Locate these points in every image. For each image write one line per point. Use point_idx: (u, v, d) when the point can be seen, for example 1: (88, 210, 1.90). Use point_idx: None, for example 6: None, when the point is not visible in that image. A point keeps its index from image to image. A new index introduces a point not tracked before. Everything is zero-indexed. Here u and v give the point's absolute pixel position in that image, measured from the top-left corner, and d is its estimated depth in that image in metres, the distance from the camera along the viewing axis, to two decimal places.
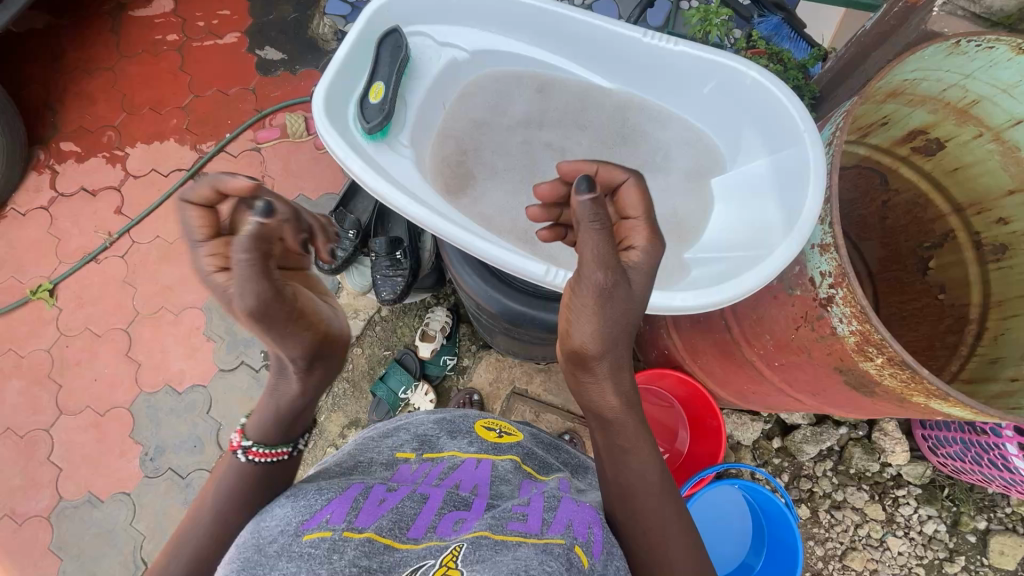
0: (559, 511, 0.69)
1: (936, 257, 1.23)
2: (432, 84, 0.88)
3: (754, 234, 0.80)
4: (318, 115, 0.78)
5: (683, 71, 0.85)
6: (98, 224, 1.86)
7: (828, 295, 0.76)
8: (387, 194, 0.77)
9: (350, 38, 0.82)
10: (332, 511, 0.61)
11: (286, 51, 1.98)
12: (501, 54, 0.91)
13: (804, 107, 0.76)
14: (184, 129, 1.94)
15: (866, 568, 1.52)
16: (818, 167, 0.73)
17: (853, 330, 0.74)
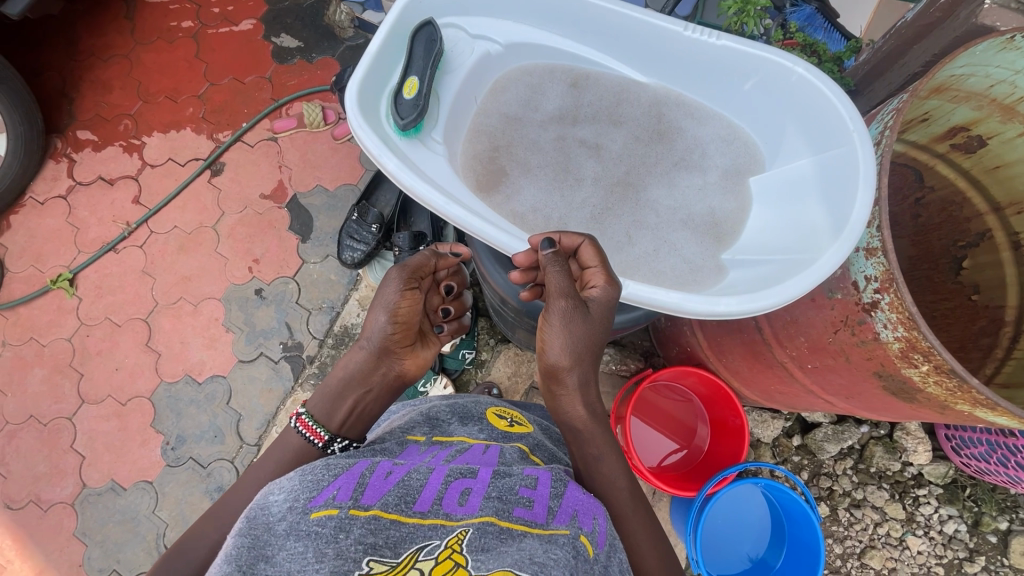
0: (566, 498, 0.63)
1: (971, 256, 1.20)
2: (465, 78, 0.86)
3: (796, 236, 0.78)
4: (351, 111, 0.76)
5: (725, 66, 0.83)
6: (117, 214, 1.86)
7: (872, 299, 0.74)
8: (422, 193, 0.75)
9: (383, 31, 0.80)
10: (339, 486, 0.57)
11: (302, 39, 1.95)
12: (535, 47, 0.89)
13: (852, 105, 0.74)
14: (201, 118, 1.93)
15: (885, 567, 1.52)
16: (868, 169, 0.71)
17: (899, 336, 0.72)
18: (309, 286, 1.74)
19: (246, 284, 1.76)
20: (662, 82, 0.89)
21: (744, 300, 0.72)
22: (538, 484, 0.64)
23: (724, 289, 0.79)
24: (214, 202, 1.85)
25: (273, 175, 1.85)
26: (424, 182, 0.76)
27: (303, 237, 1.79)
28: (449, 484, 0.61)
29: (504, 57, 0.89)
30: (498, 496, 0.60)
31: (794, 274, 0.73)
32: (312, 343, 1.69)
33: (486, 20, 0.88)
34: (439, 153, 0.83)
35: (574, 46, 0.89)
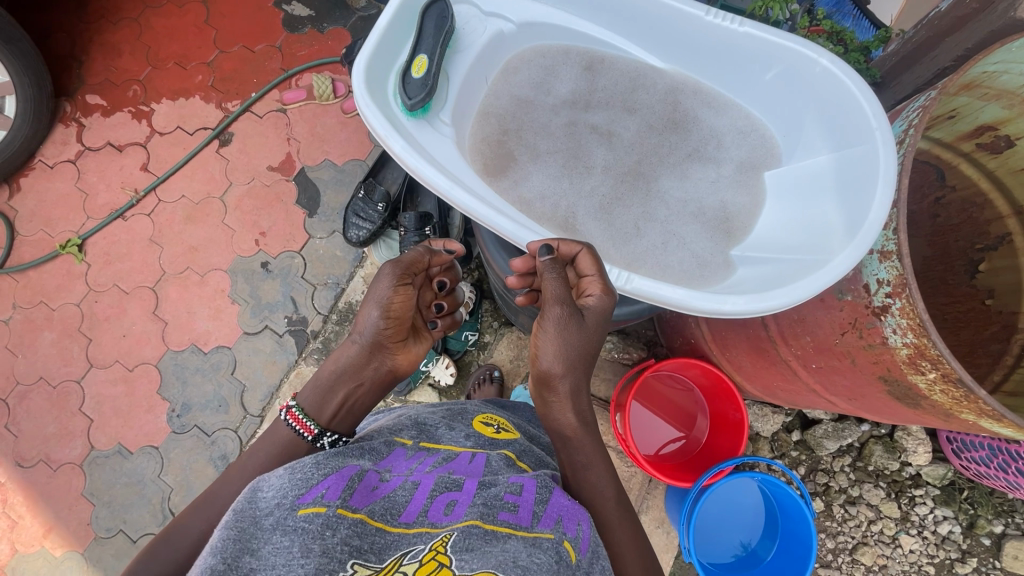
0: (550, 504, 0.67)
1: (988, 260, 1.17)
2: (476, 57, 0.83)
3: (809, 236, 0.77)
4: (358, 88, 0.75)
5: (746, 55, 0.80)
6: (125, 181, 1.86)
7: (883, 304, 0.72)
8: (427, 176, 0.74)
9: (394, 5, 0.77)
10: (328, 486, 0.58)
11: (314, 7, 1.90)
12: (549, 27, 0.87)
13: (877, 101, 0.71)
14: (209, 86, 1.90)
15: (876, 563, 1.53)
16: (889, 168, 0.68)
17: (907, 343, 0.71)
18: (315, 261, 1.74)
19: (253, 257, 1.77)
20: (680, 68, 0.86)
21: (755, 300, 0.70)
22: (521, 492, 0.66)
23: (733, 287, 0.77)
24: (221, 172, 1.84)
25: (281, 147, 1.84)
26: (430, 165, 0.75)
27: (310, 212, 1.78)
28: (435, 494, 0.64)
29: (515, 38, 0.87)
30: (483, 503, 0.63)
31: (807, 274, 0.71)
32: (316, 319, 1.70)
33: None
34: (446, 135, 0.81)
35: (590, 28, 0.87)
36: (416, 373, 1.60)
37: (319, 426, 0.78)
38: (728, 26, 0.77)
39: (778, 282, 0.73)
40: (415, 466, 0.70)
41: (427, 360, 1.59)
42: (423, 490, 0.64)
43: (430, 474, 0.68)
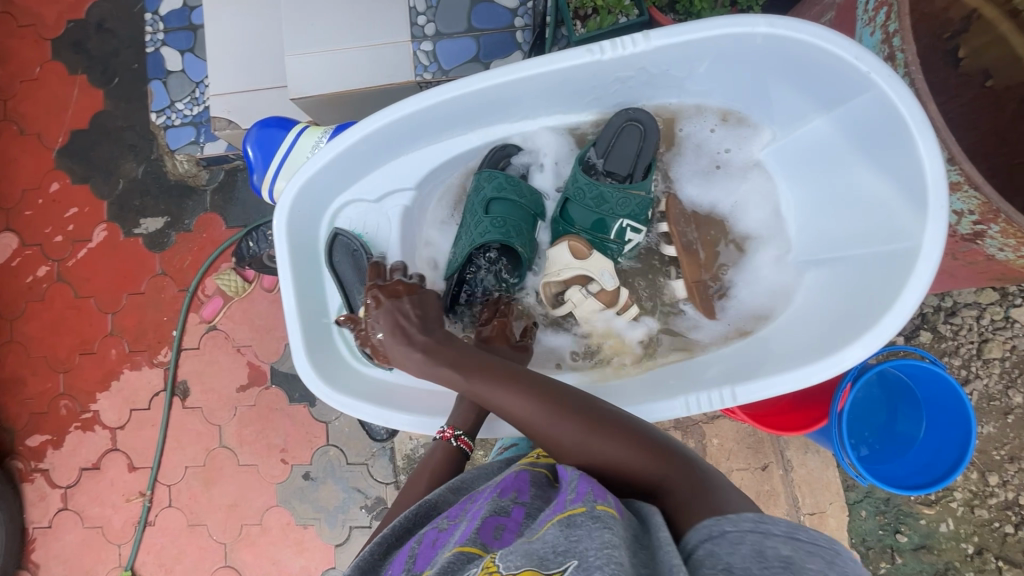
0: (581, 485, 0.67)
1: (964, 44, 1.07)
2: (395, 238, 1.09)
3: (863, 202, 0.98)
4: (319, 384, 1.01)
5: (577, 71, 0.94)
6: (125, 490, 1.71)
7: (976, 231, 0.81)
8: (370, 419, 1.01)
9: (290, 289, 1.02)
10: (505, 523, 0.67)
11: (162, 211, 1.71)
12: (443, 148, 1.08)
13: (850, 44, 0.83)
14: (129, 353, 1.73)
15: (1006, 350, 1.49)
16: (918, 118, 0.81)
17: (1021, 250, 0.77)
18: (350, 441, 1.63)
19: (290, 475, 1.65)
20: (553, 110, 1.06)
21: (866, 344, 0.86)
22: (560, 494, 0.68)
23: (838, 326, 0.93)
24: (203, 422, 1.69)
25: (239, 363, 1.68)
26: (375, 408, 1.01)
27: (310, 401, 1.65)
28: (575, 488, 0.67)
29: (440, 159, 1.09)
30: (527, 520, 0.66)
31: (880, 322, 0.86)
32: (389, 490, 1.60)
33: (415, 153, 1.07)
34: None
35: (459, 139, 1.08)
36: (531, 238, 1.08)
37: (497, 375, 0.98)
38: (631, 48, 0.90)
39: (784, 348, 0.99)
40: (579, 466, 0.73)
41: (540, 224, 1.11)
42: (598, 484, 0.67)
43: (570, 481, 0.69)
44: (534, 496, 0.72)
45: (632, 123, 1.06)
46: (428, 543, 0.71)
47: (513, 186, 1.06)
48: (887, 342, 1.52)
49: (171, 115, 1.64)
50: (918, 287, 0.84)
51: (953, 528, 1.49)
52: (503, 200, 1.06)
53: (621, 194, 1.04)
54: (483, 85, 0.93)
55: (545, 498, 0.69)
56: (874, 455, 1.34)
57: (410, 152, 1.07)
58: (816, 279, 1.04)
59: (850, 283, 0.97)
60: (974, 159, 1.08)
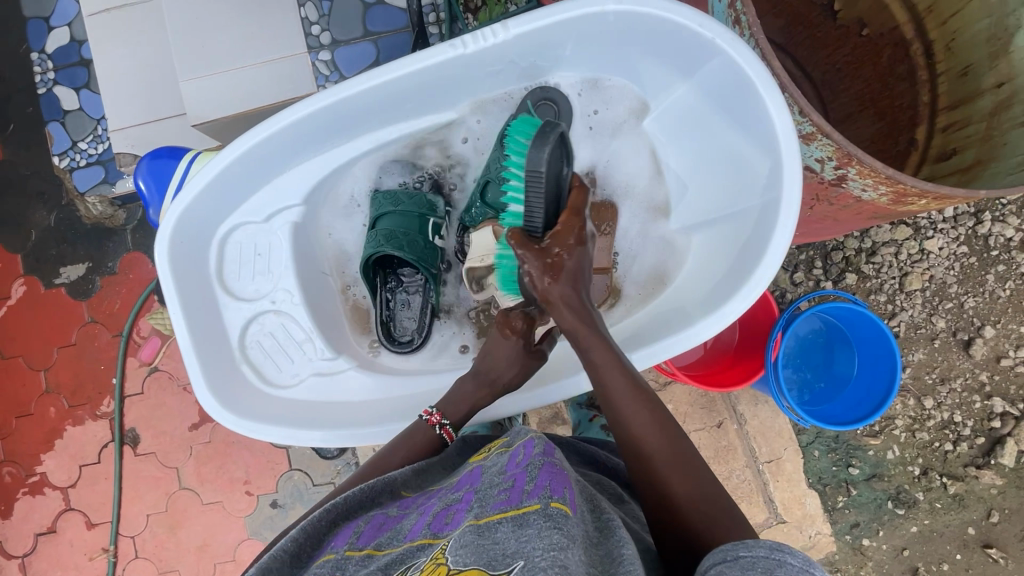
0: (539, 476, 0.66)
1: None
2: (289, 255, 1.08)
3: (730, 161, 0.99)
4: (225, 414, 0.98)
5: (445, 67, 0.95)
6: (87, 549, 1.65)
7: (839, 174, 0.77)
8: (283, 441, 0.99)
9: (179, 321, 0.97)
10: (459, 507, 0.68)
11: (83, 257, 1.64)
12: (327, 159, 1.08)
13: (690, 11, 0.86)
14: (70, 408, 1.65)
15: (925, 281, 1.58)
16: (761, 74, 0.84)
17: (884, 193, 0.72)
18: (315, 462, 1.60)
19: (258, 505, 1.62)
20: (432, 110, 1.07)
21: (743, 298, 0.90)
22: (514, 479, 0.68)
23: (720, 287, 0.95)
24: (160, 466, 1.64)
25: (187, 401, 1.63)
26: (287, 428, 1.00)
27: None
28: (535, 479, 0.66)
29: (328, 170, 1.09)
30: (478, 504, 0.67)
31: (754, 273, 0.88)
32: None
33: (297, 167, 1.06)
34: (322, 352, 1.09)
35: (343, 147, 1.08)
36: (423, 243, 1.08)
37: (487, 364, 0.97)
38: (493, 39, 0.92)
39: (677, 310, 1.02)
40: (538, 449, 0.72)
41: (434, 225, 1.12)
42: (556, 473, 0.67)
43: (525, 470, 0.68)
44: (485, 478, 0.73)
45: (547, 100, 1.07)
46: (374, 525, 0.74)
47: (397, 198, 1.10)
48: (817, 288, 1.58)
49: (74, 155, 1.58)
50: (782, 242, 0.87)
51: (899, 453, 1.58)
52: (385, 215, 1.09)
53: None
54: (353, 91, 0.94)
55: (497, 482, 0.69)
56: (815, 397, 1.41)
57: (294, 167, 1.06)
58: (701, 241, 1.06)
59: (732, 240, 0.98)
60: (860, 108, 1.14)
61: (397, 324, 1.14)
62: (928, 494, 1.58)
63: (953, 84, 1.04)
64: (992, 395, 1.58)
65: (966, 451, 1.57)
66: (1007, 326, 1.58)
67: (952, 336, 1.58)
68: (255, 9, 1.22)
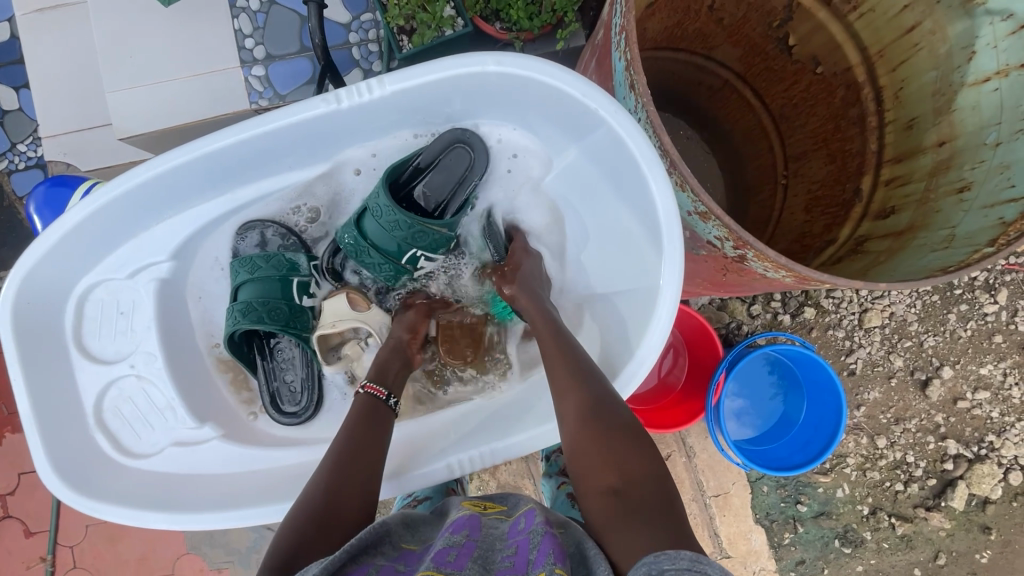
0: (543, 542, 0.66)
1: (792, 31, 1.06)
2: (153, 315, 1.05)
3: (621, 226, 1.02)
4: (63, 489, 0.94)
5: (321, 121, 0.95)
6: (25, 557, 1.63)
7: (737, 254, 0.67)
8: (124, 521, 0.96)
9: (20, 389, 0.94)
10: (460, 554, 0.66)
11: None
12: (199, 213, 1.05)
13: (572, 77, 0.86)
14: (9, 415, 1.62)
15: (885, 318, 1.53)
16: (641, 146, 0.84)
17: (784, 275, 0.64)
18: None
19: None
20: (308, 160, 1.05)
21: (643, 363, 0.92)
22: (517, 546, 0.68)
23: (621, 356, 0.97)
24: None
25: None
26: (129, 507, 0.97)
27: None
28: (538, 547, 0.66)
29: (202, 222, 1.06)
30: (482, 563, 0.65)
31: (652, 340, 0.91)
32: None
33: (168, 221, 1.04)
34: (184, 421, 1.06)
35: (213, 200, 1.05)
36: (285, 313, 1.05)
37: (387, 388, 0.97)
38: (368, 94, 0.92)
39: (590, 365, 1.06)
40: (539, 519, 0.73)
41: (299, 285, 1.08)
42: (557, 541, 0.67)
43: (528, 535, 0.69)
44: (484, 535, 0.72)
45: (463, 143, 1.02)
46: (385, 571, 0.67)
47: (252, 263, 1.05)
48: (774, 322, 1.53)
49: (13, 157, 1.53)
50: (664, 317, 0.91)
51: (849, 492, 1.55)
52: (247, 284, 1.04)
53: (420, 227, 0.98)
54: (212, 147, 0.93)
55: (499, 546, 0.69)
56: (760, 437, 1.39)
57: (164, 220, 1.03)
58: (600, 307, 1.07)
59: (634, 304, 0.99)
60: (816, 145, 1.10)
61: (286, 395, 1.12)
62: (875, 534, 1.56)
63: (899, 135, 1.00)
64: (946, 437, 1.55)
65: (917, 492, 1.55)
66: (965, 367, 1.55)
67: (909, 375, 1.55)
68: (185, 19, 1.16)
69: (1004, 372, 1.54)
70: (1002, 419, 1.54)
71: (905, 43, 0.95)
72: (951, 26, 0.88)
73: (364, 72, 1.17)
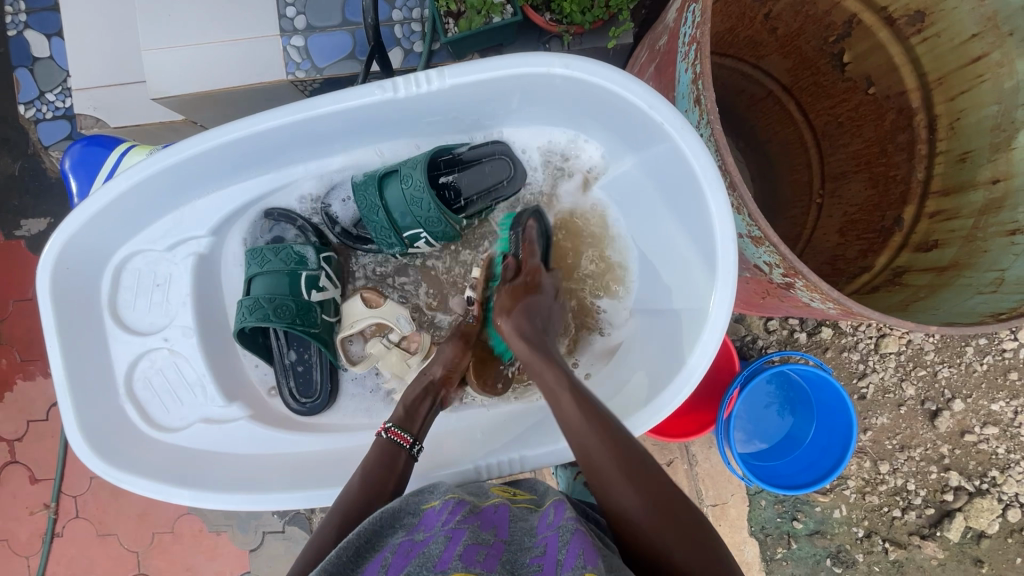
0: (573, 541, 0.63)
1: (849, 49, 1.03)
2: (188, 290, 1.06)
3: (666, 242, 1.03)
4: (92, 459, 0.94)
5: (375, 107, 0.93)
6: (29, 502, 1.66)
7: (785, 281, 0.71)
8: (152, 496, 0.96)
9: (54, 355, 0.93)
10: (488, 552, 0.64)
11: (45, 212, 1.59)
12: (240, 190, 1.06)
13: (640, 86, 0.84)
14: (21, 363, 1.63)
15: (902, 345, 1.52)
16: (705, 168, 0.82)
17: (830, 305, 0.67)
18: None
19: None
20: (351, 144, 1.06)
21: (676, 388, 0.90)
22: (547, 546, 0.66)
23: (657, 375, 0.97)
24: None
25: None
26: (157, 481, 0.96)
27: None
28: (568, 545, 0.63)
29: (242, 199, 1.06)
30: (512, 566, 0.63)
31: (686, 367, 0.90)
32: None
33: (208, 197, 1.04)
34: (214, 399, 1.07)
35: (261, 178, 1.05)
36: (295, 305, 1.04)
37: (412, 434, 0.93)
38: (426, 86, 0.90)
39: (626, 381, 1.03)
40: (569, 513, 0.72)
41: (311, 279, 1.07)
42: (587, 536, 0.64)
43: (557, 532, 0.67)
44: (514, 536, 0.71)
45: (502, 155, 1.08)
46: (402, 553, 0.66)
47: (265, 256, 1.04)
48: (790, 339, 1.52)
49: (41, 106, 1.51)
50: (710, 344, 0.88)
51: (846, 513, 1.56)
52: (263, 276, 1.05)
53: (439, 217, 1.02)
54: (261, 126, 0.92)
55: (529, 546, 0.68)
56: (767, 454, 1.39)
57: (205, 195, 1.04)
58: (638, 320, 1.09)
59: (669, 318, 1.01)
60: (857, 168, 1.07)
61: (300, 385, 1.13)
62: (868, 556, 1.57)
63: (950, 167, 0.98)
64: (949, 468, 1.55)
65: (914, 520, 1.56)
66: (977, 402, 1.54)
67: (920, 404, 1.54)
68: None
69: (1014, 410, 1.53)
70: (1007, 456, 1.54)
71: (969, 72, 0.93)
72: (1020, 62, 0.87)
73: (405, 53, 1.15)
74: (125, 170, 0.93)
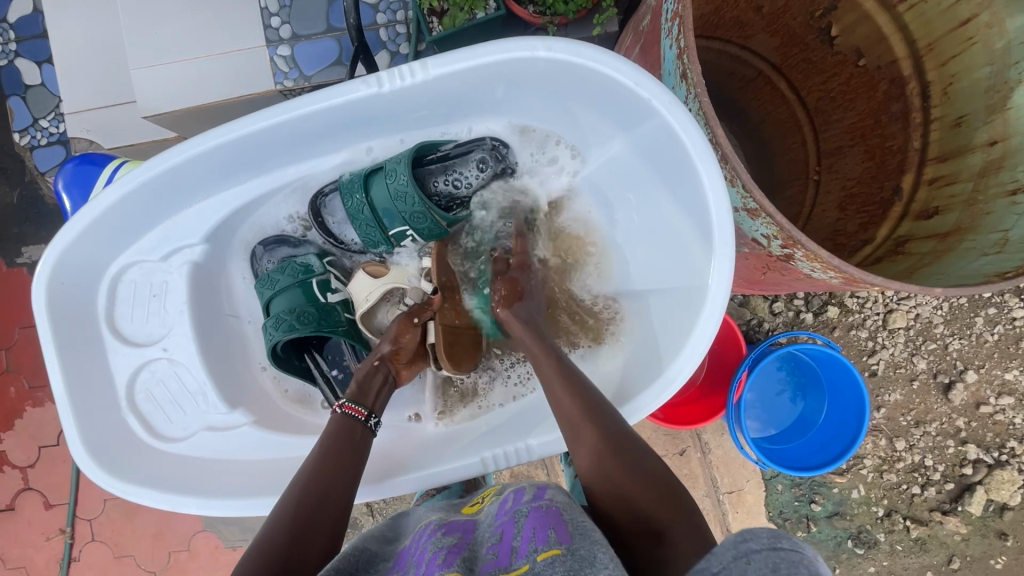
0: (528, 523, 0.65)
1: (836, 22, 1.03)
2: (184, 298, 1.06)
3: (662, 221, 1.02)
4: (97, 474, 0.94)
5: (361, 103, 0.94)
6: (45, 529, 1.66)
7: (785, 253, 0.71)
8: (157, 505, 0.96)
9: (54, 370, 0.93)
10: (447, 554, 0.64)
11: (44, 238, 1.59)
12: (230, 195, 1.06)
13: (622, 64, 0.84)
14: (30, 390, 1.64)
15: (910, 319, 1.50)
16: (694, 141, 0.81)
17: (833, 274, 0.67)
18: None
19: None
20: (339, 145, 1.06)
21: (680, 362, 0.90)
22: (502, 532, 0.66)
23: (661, 354, 0.97)
24: None
25: None
26: (158, 491, 0.96)
27: None
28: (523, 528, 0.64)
29: (233, 204, 1.06)
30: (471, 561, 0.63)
31: (689, 344, 0.89)
32: None
33: (199, 204, 1.04)
34: (216, 406, 1.07)
35: (250, 183, 1.06)
36: (319, 310, 1.06)
37: (366, 408, 0.95)
38: (410, 79, 0.90)
39: (632, 362, 1.04)
40: (527, 496, 0.72)
41: (322, 283, 1.09)
42: (544, 516, 0.65)
43: (511, 517, 0.68)
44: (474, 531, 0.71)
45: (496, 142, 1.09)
46: None
47: (273, 278, 1.06)
48: (796, 320, 1.51)
49: (35, 133, 1.53)
50: (712, 319, 0.87)
51: (865, 493, 1.54)
52: (278, 296, 1.06)
53: (422, 210, 1.02)
54: (247, 130, 0.92)
55: (488, 533, 0.68)
56: (780, 437, 1.38)
57: (195, 203, 1.04)
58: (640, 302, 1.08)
59: (671, 298, 1.00)
60: (853, 141, 1.07)
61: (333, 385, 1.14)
62: (890, 536, 1.55)
63: (945, 133, 0.97)
64: (966, 442, 1.53)
65: (934, 496, 1.53)
66: (990, 372, 1.52)
67: (932, 378, 1.52)
68: None
69: None
70: None
71: (959, 36, 0.92)
72: (1010, 21, 0.86)
73: (391, 55, 1.15)
74: (114, 183, 0.94)
